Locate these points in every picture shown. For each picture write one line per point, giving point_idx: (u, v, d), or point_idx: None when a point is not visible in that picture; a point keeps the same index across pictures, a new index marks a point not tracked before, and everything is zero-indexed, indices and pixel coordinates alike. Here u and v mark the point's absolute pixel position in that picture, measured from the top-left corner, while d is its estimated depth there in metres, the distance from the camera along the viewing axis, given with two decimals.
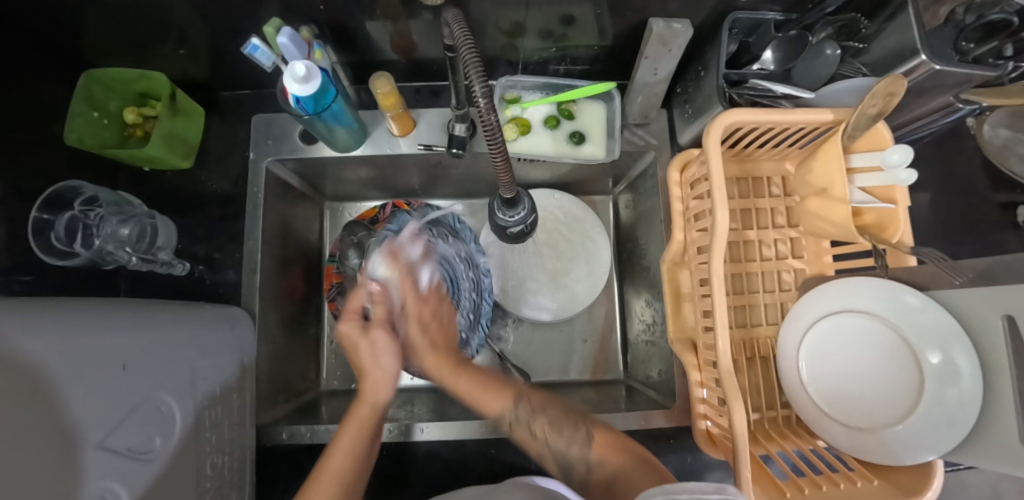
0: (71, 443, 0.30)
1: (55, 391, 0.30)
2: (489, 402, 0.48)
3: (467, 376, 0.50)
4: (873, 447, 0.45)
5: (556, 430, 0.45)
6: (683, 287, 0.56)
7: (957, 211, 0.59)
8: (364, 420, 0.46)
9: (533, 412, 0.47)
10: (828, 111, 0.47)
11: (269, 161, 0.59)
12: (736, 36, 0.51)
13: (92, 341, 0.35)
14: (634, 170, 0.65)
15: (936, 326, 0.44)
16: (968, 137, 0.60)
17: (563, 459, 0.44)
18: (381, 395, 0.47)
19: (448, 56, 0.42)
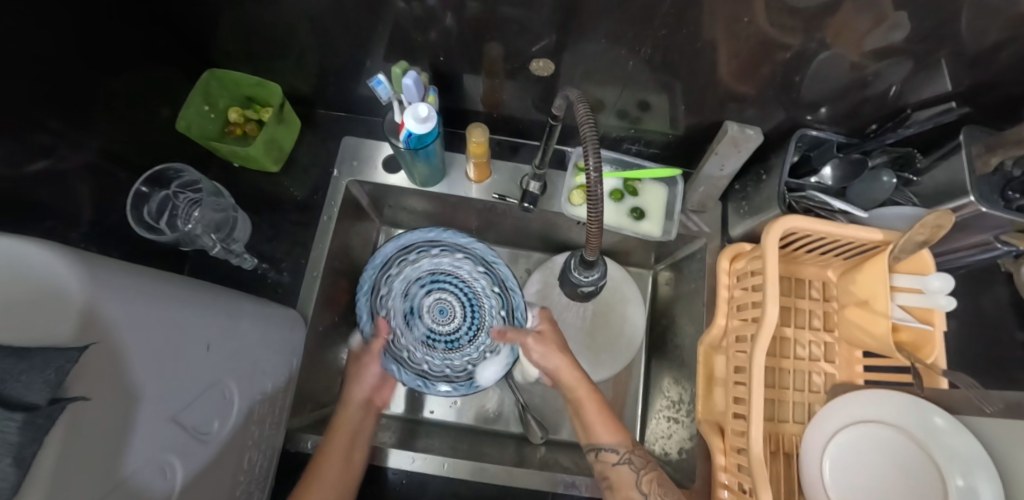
0: (154, 414, 0.33)
1: (156, 361, 0.33)
2: (605, 433, 0.55)
3: (594, 407, 0.56)
4: None
5: (659, 492, 0.50)
6: (716, 371, 0.58)
7: (989, 345, 0.61)
8: (344, 436, 0.54)
9: (641, 467, 0.52)
10: (876, 231, 0.51)
11: (349, 181, 0.63)
12: (798, 148, 0.57)
13: (194, 317, 0.38)
14: (681, 252, 0.68)
15: (965, 451, 0.45)
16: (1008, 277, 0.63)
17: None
18: (352, 415, 0.57)
19: (551, 122, 0.47)
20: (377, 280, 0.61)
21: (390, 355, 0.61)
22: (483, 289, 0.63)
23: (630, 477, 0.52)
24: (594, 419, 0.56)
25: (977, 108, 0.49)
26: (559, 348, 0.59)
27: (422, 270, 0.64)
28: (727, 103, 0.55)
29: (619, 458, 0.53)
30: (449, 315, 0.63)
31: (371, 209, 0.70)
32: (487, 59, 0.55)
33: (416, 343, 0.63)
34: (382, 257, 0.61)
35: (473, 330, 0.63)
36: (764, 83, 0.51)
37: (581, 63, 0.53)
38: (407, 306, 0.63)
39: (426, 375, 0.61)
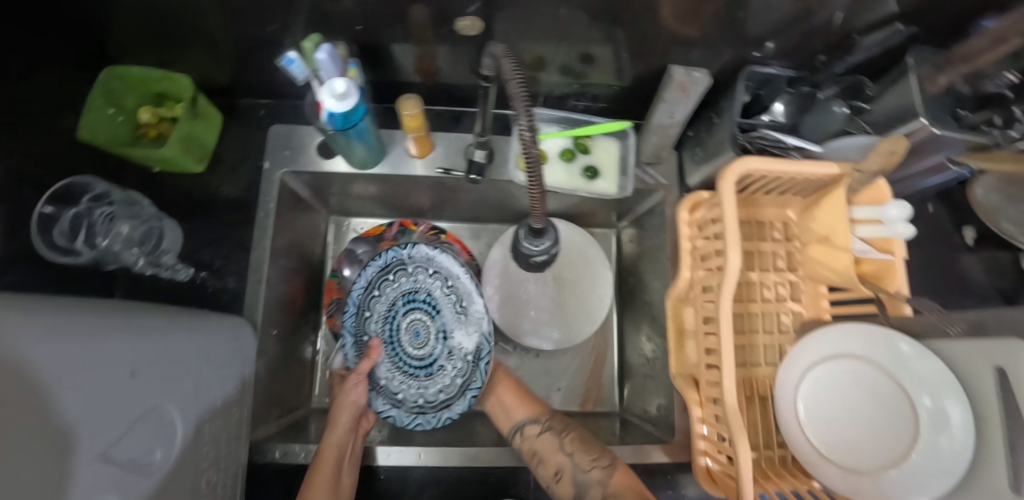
0: (80, 455, 0.30)
1: (71, 396, 0.30)
2: (519, 411, 0.61)
3: (509, 390, 0.64)
4: (869, 491, 0.45)
5: (581, 449, 0.56)
6: (686, 324, 0.57)
7: (940, 266, 0.63)
8: (332, 456, 0.52)
9: (560, 430, 0.59)
10: (832, 164, 0.50)
11: (283, 172, 0.58)
12: (749, 87, 0.54)
13: (109, 344, 0.35)
14: (641, 207, 0.67)
15: (932, 375, 0.46)
16: (950, 199, 0.65)
17: (580, 475, 0.53)
18: (337, 438, 0.54)
19: (484, 85, 0.44)
20: (358, 326, 0.61)
21: (384, 399, 0.59)
22: (444, 294, 0.62)
23: (553, 442, 0.57)
24: (508, 401, 0.63)
25: (924, 28, 0.48)
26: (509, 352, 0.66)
27: (391, 302, 0.62)
28: (675, 47, 0.52)
29: (541, 426, 0.59)
30: (427, 333, 0.61)
31: (313, 199, 0.66)
32: (415, 25, 0.51)
33: (406, 378, 0.60)
34: (353, 302, 0.61)
35: (443, 346, 0.61)
36: (713, 24, 0.48)
37: (516, 19, 0.49)
38: (389, 334, 0.61)
39: (422, 410, 0.59)
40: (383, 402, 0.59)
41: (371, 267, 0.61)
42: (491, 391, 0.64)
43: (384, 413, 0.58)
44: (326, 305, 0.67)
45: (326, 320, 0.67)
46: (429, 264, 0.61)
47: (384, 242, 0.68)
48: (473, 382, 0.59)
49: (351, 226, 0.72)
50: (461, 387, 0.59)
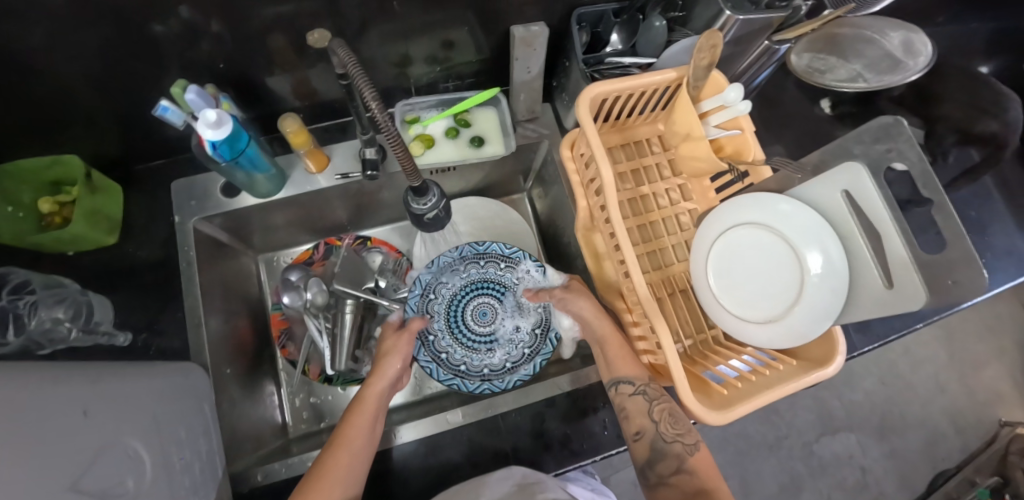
0: (53, 488, 0.31)
1: (37, 429, 0.32)
2: (625, 366, 0.54)
3: (618, 344, 0.55)
4: (785, 334, 0.52)
5: (669, 420, 0.52)
6: (600, 248, 0.62)
7: (797, 139, 0.73)
8: (363, 420, 0.51)
9: (655, 398, 0.52)
10: (670, 70, 0.57)
11: (195, 220, 0.61)
12: (584, 28, 0.60)
13: (58, 387, 0.36)
14: (536, 163, 0.73)
15: (808, 222, 0.53)
16: (785, 83, 0.75)
17: (661, 444, 0.51)
18: (381, 387, 0.55)
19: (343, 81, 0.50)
20: (422, 305, 0.67)
21: (448, 370, 0.64)
22: (513, 281, 0.69)
23: (643, 405, 0.52)
24: (617, 355, 0.55)
25: None
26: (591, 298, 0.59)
27: (455, 286, 0.69)
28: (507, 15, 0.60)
29: (635, 389, 0.52)
30: (492, 314, 0.68)
31: (235, 240, 0.69)
32: (277, 53, 0.57)
33: (468, 351, 0.66)
34: (420, 285, 0.68)
35: (509, 325, 0.68)
36: None
37: (364, 23, 0.55)
38: (453, 312, 0.68)
39: (488, 377, 0.64)
40: (448, 376, 0.64)
41: (441, 258, 0.69)
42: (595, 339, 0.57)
43: (449, 383, 0.64)
44: (278, 337, 0.70)
45: (280, 352, 0.70)
46: (506, 258, 0.70)
47: (315, 263, 0.73)
48: (542, 348, 0.66)
49: (281, 258, 0.76)
50: (529, 355, 0.66)
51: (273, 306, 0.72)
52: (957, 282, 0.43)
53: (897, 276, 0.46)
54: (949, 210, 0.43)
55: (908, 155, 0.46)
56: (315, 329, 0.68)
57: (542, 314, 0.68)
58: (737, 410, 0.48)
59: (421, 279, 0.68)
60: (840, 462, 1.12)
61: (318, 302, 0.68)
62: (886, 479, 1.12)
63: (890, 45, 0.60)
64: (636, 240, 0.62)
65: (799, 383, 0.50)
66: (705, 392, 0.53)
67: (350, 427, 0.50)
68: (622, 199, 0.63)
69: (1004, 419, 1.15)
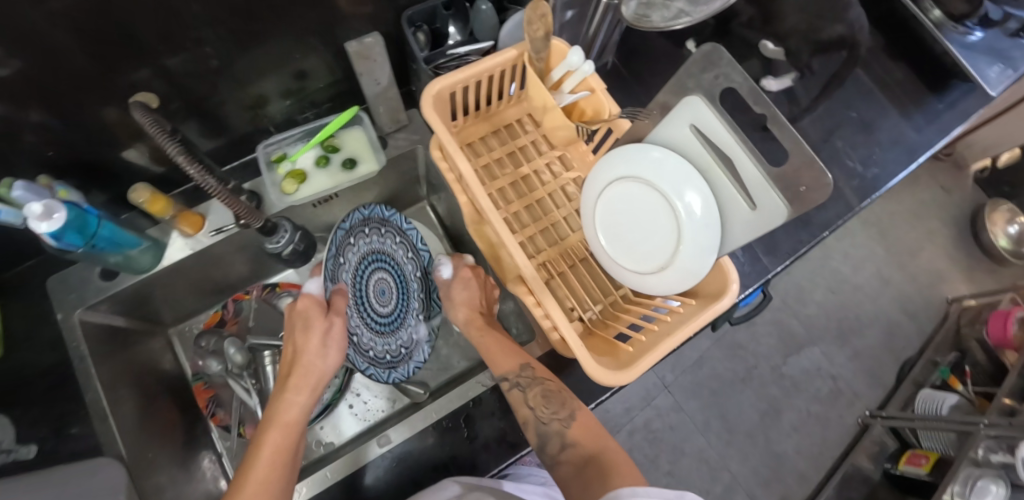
0: None
1: None
2: (504, 362, 0.57)
3: (494, 343, 0.60)
4: (677, 277, 0.53)
5: (544, 403, 0.53)
6: (492, 239, 0.62)
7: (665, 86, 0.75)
8: (275, 451, 0.46)
9: (528, 386, 0.54)
10: (509, 48, 0.56)
11: (78, 312, 0.59)
12: (420, 28, 0.59)
13: None
14: (421, 170, 0.73)
15: (673, 163, 0.52)
16: (643, 35, 0.77)
17: (542, 428, 0.52)
18: (294, 409, 0.49)
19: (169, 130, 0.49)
20: (333, 271, 0.59)
21: (362, 359, 0.64)
22: (404, 257, 0.70)
23: (520, 396, 0.54)
24: (494, 352, 0.59)
25: None
26: (470, 296, 0.64)
27: (360, 252, 0.64)
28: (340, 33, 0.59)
29: (511, 383, 0.55)
30: (390, 292, 0.68)
31: (134, 322, 0.67)
32: (112, 124, 0.56)
33: (372, 335, 0.66)
34: (330, 246, 0.59)
35: (403, 303, 0.70)
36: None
37: (196, 74, 0.55)
38: (359, 283, 0.64)
39: (397, 361, 0.68)
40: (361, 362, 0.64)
41: (359, 217, 0.63)
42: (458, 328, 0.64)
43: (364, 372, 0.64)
44: (205, 407, 0.67)
45: (211, 421, 0.68)
46: (405, 236, 0.70)
47: (228, 322, 0.71)
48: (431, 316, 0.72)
49: (192, 327, 0.75)
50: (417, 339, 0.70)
51: (195, 376, 0.70)
52: (806, 189, 0.44)
53: (758, 196, 0.47)
54: (782, 122, 0.44)
55: (734, 77, 0.46)
56: (241, 390, 0.67)
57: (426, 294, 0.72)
58: (642, 364, 0.48)
59: (338, 237, 0.59)
60: (811, 376, 1.15)
61: (237, 362, 0.67)
62: (857, 380, 1.16)
63: None
64: (526, 221, 0.62)
65: (699, 321, 0.51)
66: (615, 355, 0.53)
67: (267, 450, 0.46)
68: (503, 185, 0.62)
69: (950, 297, 1.21)
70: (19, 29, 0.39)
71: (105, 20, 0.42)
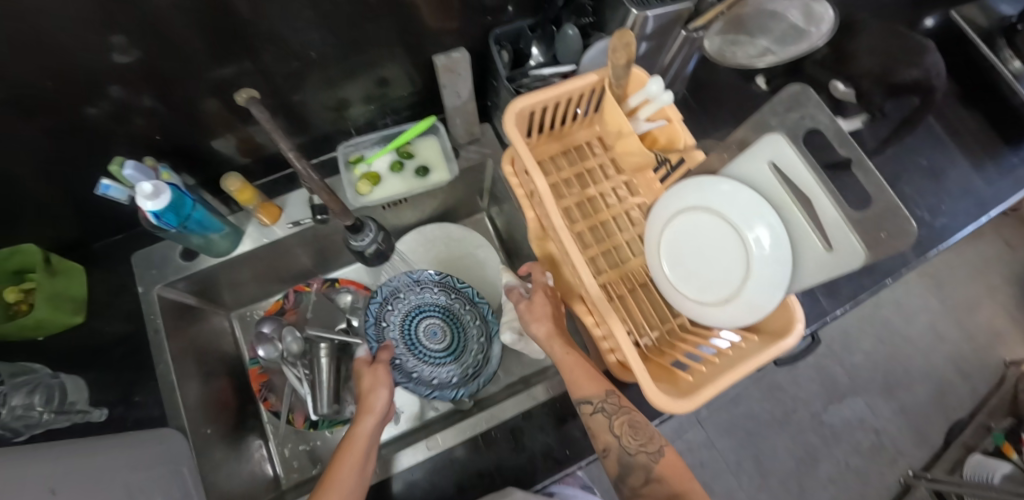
0: None
1: None
2: (586, 384, 0.54)
3: (576, 363, 0.56)
4: (742, 312, 0.52)
5: (630, 433, 0.53)
6: (555, 255, 0.63)
7: (734, 120, 0.75)
8: (356, 454, 0.51)
9: (614, 412, 0.53)
10: (591, 74, 0.58)
11: (158, 287, 0.62)
12: (505, 46, 0.62)
13: (18, 473, 0.37)
14: (487, 182, 0.75)
15: (744, 197, 0.53)
16: (714, 68, 0.78)
17: (626, 457, 0.52)
18: (369, 427, 0.54)
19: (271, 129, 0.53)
20: (379, 334, 0.70)
21: (424, 387, 0.68)
22: (448, 298, 0.73)
23: (605, 422, 0.53)
24: (578, 374, 0.55)
25: None
26: (547, 318, 0.58)
27: (400, 312, 0.71)
28: (428, 46, 0.62)
29: (595, 407, 0.53)
30: (442, 331, 0.72)
31: (203, 302, 0.70)
32: (211, 115, 0.60)
33: (434, 367, 0.70)
34: (371, 316, 0.70)
35: (459, 332, 0.72)
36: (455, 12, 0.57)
37: (291, 75, 0.58)
38: (407, 336, 0.71)
39: (463, 382, 0.68)
40: (425, 390, 0.68)
41: (389, 285, 0.71)
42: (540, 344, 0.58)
43: (431, 396, 0.68)
44: (258, 391, 0.70)
45: (263, 405, 0.70)
46: (444, 282, 0.73)
47: (287, 312, 0.74)
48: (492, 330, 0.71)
49: (253, 313, 0.78)
50: (479, 365, 0.70)
51: (252, 360, 0.73)
52: (887, 234, 0.44)
53: (833, 237, 0.46)
54: (870, 166, 0.44)
55: (821, 118, 0.46)
56: (294, 377, 0.70)
57: (482, 325, 0.72)
58: (702, 395, 0.48)
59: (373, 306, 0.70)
60: (853, 427, 1.11)
61: (293, 350, 0.69)
62: (902, 437, 1.11)
63: (793, 19, 0.61)
64: (589, 241, 0.63)
65: (761, 358, 0.50)
66: (672, 382, 0.52)
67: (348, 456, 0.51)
68: (569, 204, 0.64)
69: (1008, 359, 1.15)
70: (151, 19, 0.43)
71: (219, 20, 0.46)
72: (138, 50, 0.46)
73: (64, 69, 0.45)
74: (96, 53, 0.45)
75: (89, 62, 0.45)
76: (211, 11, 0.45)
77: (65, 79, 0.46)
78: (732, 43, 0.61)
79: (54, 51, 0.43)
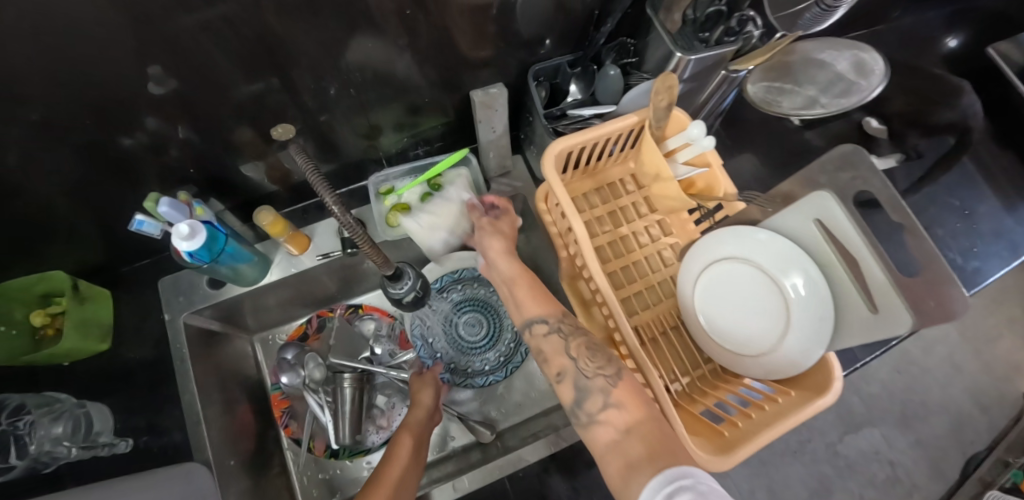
0: None
1: None
2: (532, 307, 0.55)
3: (527, 289, 0.57)
4: (779, 365, 0.51)
5: (586, 355, 0.49)
6: (586, 294, 0.62)
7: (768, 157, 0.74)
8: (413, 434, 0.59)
9: (569, 334, 0.52)
10: (631, 115, 0.57)
11: (185, 315, 0.63)
12: (542, 82, 0.63)
13: None
14: (516, 212, 0.75)
15: (784, 249, 0.53)
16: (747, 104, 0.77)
17: (583, 381, 0.48)
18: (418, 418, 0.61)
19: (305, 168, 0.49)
20: (422, 331, 0.75)
21: (462, 374, 0.74)
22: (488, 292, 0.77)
23: (560, 343, 0.51)
24: (525, 296, 0.56)
25: None
26: (504, 235, 0.61)
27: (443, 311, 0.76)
28: (463, 79, 0.61)
29: (549, 328, 0.53)
30: (481, 323, 0.76)
31: (227, 326, 0.70)
32: (245, 144, 0.59)
33: (472, 357, 0.75)
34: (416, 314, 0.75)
35: (495, 322, 0.76)
36: (492, 47, 0.57)
37: (325, 104, 0.58)
38: (449, 330, 0.76)
39: (497, 370, 0.74)
40: (463, 378, 0.74)
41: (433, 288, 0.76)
42: (501, 280, 0.59)
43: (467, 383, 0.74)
44: (280, 418, 0.70)
45: (285, 431, 0.70)
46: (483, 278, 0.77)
47: (310, 337, 0.74)
48: None
49: (276, 336, 0.78)
50: (511, 353, 0.75)
51: (274, 386, 0.72)
52: (939, 303, 0.41)
53: (881, 300, 0.44)
54: (922, 235, 0.41)
55: (872, 181, 0.44)
56: (315, 403, 0.69)
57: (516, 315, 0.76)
58: (737, 453, 0.47)
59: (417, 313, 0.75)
60: (868, 459, 1.11)
61: (316, 377, 0.70)
62: (917, 470, 1.10)
63: (841, 68, 0.61)
64: (621, 281, 0.63)
65: (797, 417, 0.48)
66: (705, 435, 0.51)
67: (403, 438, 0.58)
68: (602, 243, 0.64)
69: None
70: (179, 45, 0.42)
71: (252, 49, 0.45)
72: (174, 81, 0.46)
73: (101, 101, 0.44)
74: (133, 85, 0.44)
75: (127, 95, 0.45)
76: (246, 42, 0.44)
77: (102, 111, 0.46)
78: (775, 91, 0.61)
79: (92, 83, 0.42)
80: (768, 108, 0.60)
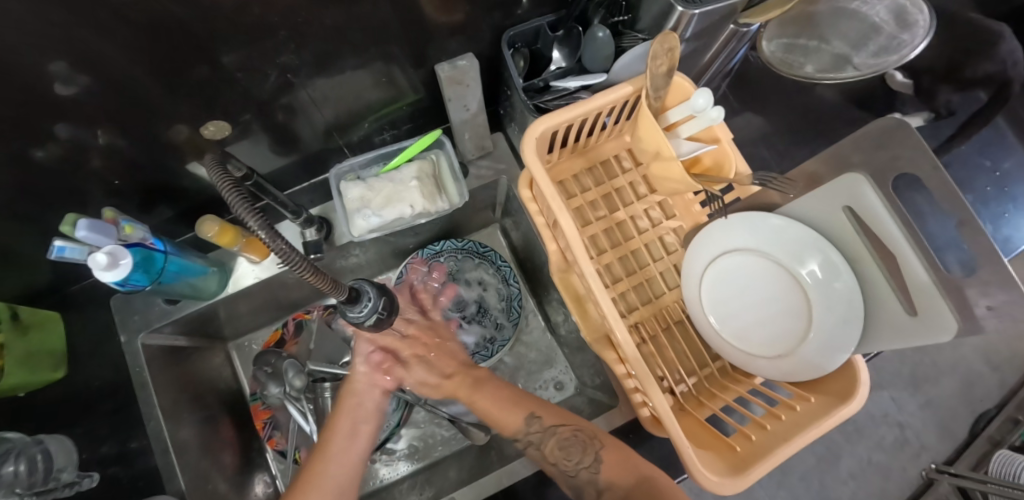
0: None
1: None
2: (510, 417, 0.53)
3: (487, 398, 0.55)
4: (798, 369, 0.46)
5: (564, 454, 0.49)
6: (580, 290, 0.56)
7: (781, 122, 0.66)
8: (347, 416, 0.51)
9: (542, 440, 0.51)
10: (625, 84, 0.48)
11: (143, 335, 0.57)
12: (520, 49, 0.55)
13: None
14: (502, 197, 0.68)
15: (805, 237, 0.47)
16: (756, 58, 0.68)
17: (571, 480, 0.48)
18: (360, 385, 0.54)
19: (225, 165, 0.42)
20: None
21: None
22: (472, 267, 0.72)
23: (538, 451, 0.50)
24: (494, 409, 0.54)
25: None
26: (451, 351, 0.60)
27: None
28: (431, 51, 0.53)
29: (523, 441, 0.51)
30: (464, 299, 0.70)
31: (195, 340, 0.65)
32: (183, 143, 0.51)
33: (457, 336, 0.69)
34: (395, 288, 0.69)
35: (479, 299, 0.70)
36: (463, 12, 0.48)
37: (276, 92, 0.50)
38: None
39: (484, 347, 0.68)
40: None
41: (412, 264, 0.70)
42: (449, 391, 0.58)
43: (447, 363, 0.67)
44: (262, 429, 0.66)
45: (268, 443, 0.66)
46: (464, 253, 0.72)
47: (287, 343, 0.69)
48: (511, 294, 0.71)
49: (252, 342, 0.73)
50: (498, 330, 0.69)
51: (253, 397, 0.68)
52: (994, 308, 0.36)
53: (920, 302, 0.39)
54: (977, 226, 0.35)
55: (920, 162, 0.39)
56: (298, 413, 0.64)
57: (503, 289, 0.71)
58: (754, 472, 0.42)
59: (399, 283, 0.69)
60: (876, 422, 1.03)
61: (296, 385, 0.64)
62: (926, 432, 1.04)
63: (879, 19, 0.55)
64: (618, 274, 0.56)
65: (819, 429, 0.43)
66: (715, 449, 0.47)
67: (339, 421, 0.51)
68: (597, 231, 0.57)
69: None
70: (84, 44, 0.34)
71: (175, 35, 0.37)
72: (86, 78, 0.38)
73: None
74: (23, 88, 0.36)
75: (28, 101, 0.37)
76: (164, 25, 0.36)
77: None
78: (795, 49, 0.56)
79: None
80: (786, 71, 0.56)
